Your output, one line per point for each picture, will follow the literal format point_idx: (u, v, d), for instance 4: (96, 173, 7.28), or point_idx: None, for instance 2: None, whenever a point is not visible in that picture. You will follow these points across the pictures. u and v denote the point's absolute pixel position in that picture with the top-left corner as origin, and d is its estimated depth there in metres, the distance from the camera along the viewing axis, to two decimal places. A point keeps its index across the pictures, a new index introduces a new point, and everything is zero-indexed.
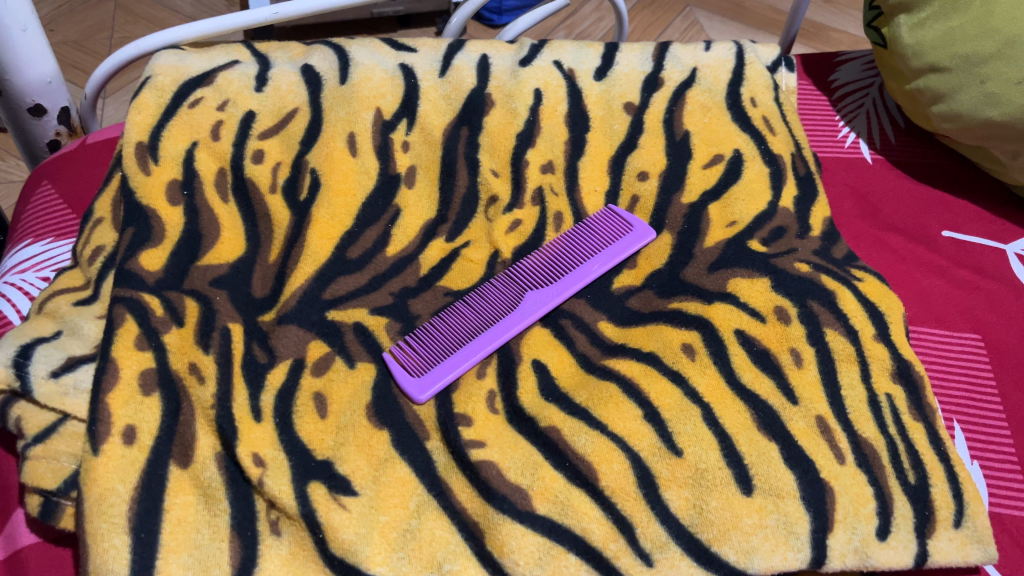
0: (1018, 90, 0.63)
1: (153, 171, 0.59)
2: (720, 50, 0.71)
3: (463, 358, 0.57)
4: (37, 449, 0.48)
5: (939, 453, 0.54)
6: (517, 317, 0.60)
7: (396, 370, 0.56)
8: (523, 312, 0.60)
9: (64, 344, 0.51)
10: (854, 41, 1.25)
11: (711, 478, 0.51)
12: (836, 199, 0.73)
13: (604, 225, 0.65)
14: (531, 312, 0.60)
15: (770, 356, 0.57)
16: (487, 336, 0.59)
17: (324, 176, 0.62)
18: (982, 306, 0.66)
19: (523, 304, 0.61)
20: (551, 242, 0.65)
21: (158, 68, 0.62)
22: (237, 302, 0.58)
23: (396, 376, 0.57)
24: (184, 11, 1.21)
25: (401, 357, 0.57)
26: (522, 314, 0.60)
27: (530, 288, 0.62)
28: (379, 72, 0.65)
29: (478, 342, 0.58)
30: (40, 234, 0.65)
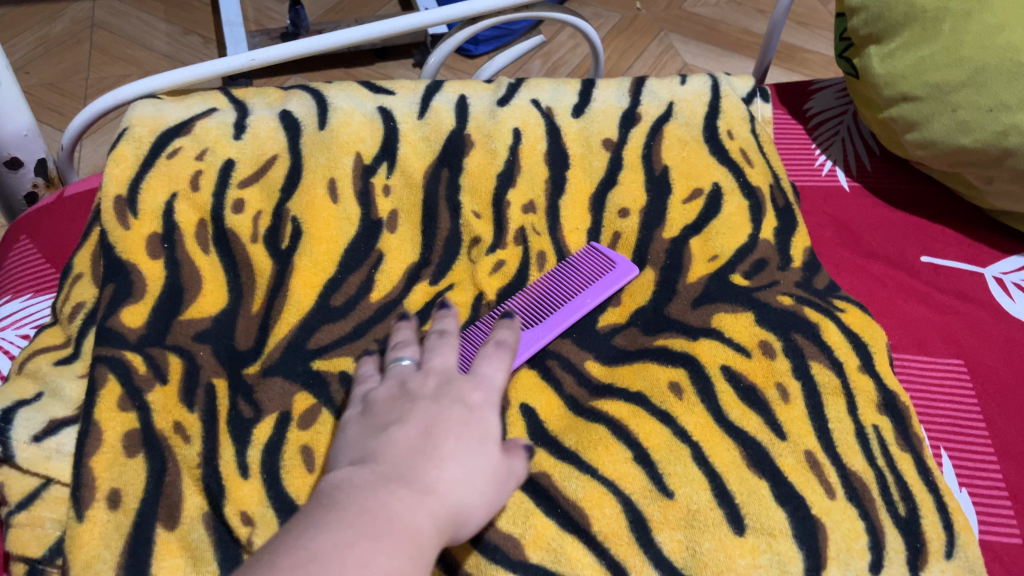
0: (989, 117, 0.64)
1: (132, 225, 0.58)
2: (696, 84, 0.72)
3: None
4: (21, 516, 0.47)
5: (928, 483, 0.55)
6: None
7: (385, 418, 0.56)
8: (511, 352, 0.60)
9: (45, 406, 0.51)
10: (826, 62, 1.27)
11: (703, 518, 0.51)
12: (816, 227, 0.74)
13: (585, 262, 0.66)
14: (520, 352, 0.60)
15: (757, 391, 0.57)
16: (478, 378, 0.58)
17: (306, 224, 0.62)
18: (964, 330, 0.67)
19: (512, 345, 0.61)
20: (533, 281, 0.65)
21: (135, 118, 0.62)
22: (221, 356, 0.57)
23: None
24: (161, 50, 1.21)
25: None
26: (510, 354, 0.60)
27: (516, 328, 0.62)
28: (358, 116, 0.65)
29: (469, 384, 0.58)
30: (19, 291, 0.64)
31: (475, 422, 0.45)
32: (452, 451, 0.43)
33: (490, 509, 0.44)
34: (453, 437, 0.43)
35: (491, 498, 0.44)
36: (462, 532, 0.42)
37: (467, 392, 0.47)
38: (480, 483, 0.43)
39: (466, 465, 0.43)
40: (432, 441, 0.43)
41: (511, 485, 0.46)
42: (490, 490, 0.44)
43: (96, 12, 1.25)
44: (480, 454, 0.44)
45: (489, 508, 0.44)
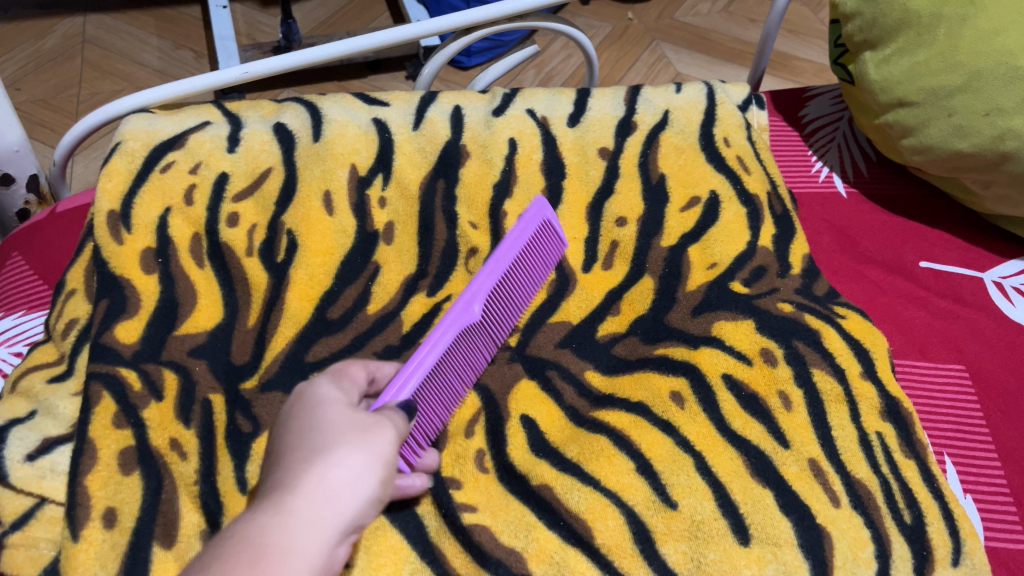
0: (986, 122, 0.64)
1: (126, 240, 0.57)
2: (691, 92, 0.71)
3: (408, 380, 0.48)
4: (14, 537, 0.46)
5: (933, 490, 0.54)
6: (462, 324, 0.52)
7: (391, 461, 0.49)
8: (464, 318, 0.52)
9: (38, 425, 0.50)
10: (819, 70, 1.28)
11: (707, 529, 0.50)
12: (814, 234, 0.73)
13: (548, 235, 0.59)
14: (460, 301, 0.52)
15: (760, 400, 0.57)
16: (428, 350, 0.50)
17: (302, 237, 0.62)
18: (965, 335, 0.66)
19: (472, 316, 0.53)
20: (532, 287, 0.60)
21: (127, 133, 0.61)
22: (217, 371, 0.57)
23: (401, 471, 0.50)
24: (152, 65, 1.21)
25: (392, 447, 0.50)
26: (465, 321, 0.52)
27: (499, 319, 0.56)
28: (352, 128, 0.65)
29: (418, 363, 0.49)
30: (11, 308, 0.63)
31: (338, 395, 0.43)
32: (310, 419, 0.40)
33: (393, 446, 0.41)
34: (308, 411, 0.41)
35: (383, 431, 0.41)
36: (346, 495, 0.36)
37: (331, 376, 0.45)
38: (361, 426, 0.40)
39: (335, 423, 0.40)
40: (285, 428, 0.40)
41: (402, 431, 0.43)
42: (376, 428, 0.40)
43: (87, 27, 1.24)
44: (351, 412, 0.41)
45: (387, 443, 0.40)
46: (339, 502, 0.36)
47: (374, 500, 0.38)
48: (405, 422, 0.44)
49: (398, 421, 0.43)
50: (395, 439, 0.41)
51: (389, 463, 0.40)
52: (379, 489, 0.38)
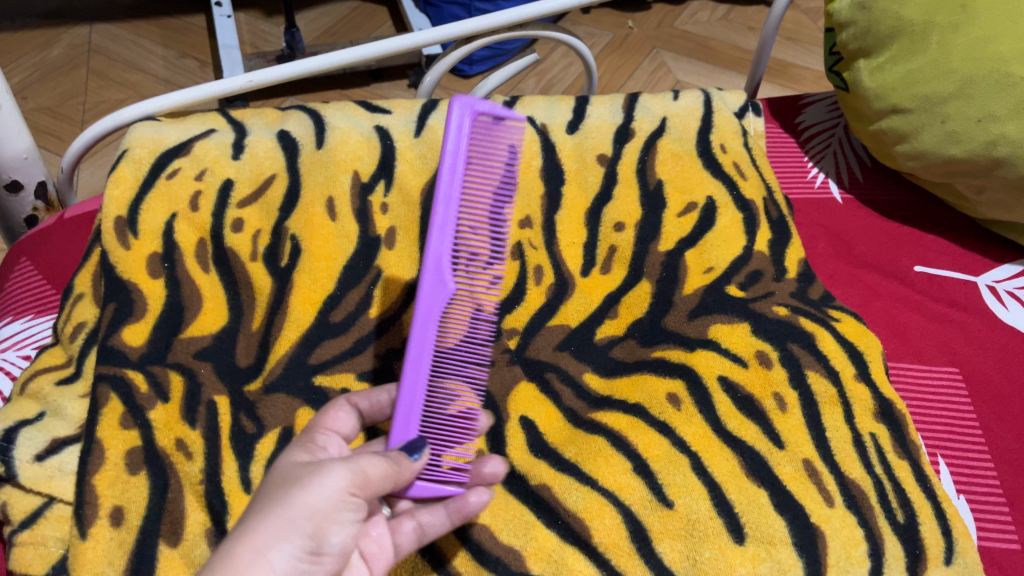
0: (978, 128, 0.65)
1: (133, 245, 0.59)
2: (688, 99, 0.73)
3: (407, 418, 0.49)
4: (24, 535, 0.48)
5: (926, 491, 0.55)
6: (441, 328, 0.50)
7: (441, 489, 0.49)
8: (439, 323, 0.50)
9: (47, 426, 0.51)
10: (818, 77, 1.29)
11: (703, 528, 0.51)
12: (810, 239, 0.74)
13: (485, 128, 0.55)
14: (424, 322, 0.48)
15: (755, 401, 0.58)
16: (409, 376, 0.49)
17: (305, 242, 0.63)
18: (958, 338, 0.67)
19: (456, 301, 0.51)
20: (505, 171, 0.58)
21: (134, 140, 0.62)
22: (222, 374, 0.58)
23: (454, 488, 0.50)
24: (157, 73, 1.22)
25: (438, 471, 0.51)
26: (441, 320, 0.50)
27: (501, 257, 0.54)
28: (355, 135, 0.66)
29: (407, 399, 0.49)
30: (20, 312, 0.64)
31: (305, 456, 0.44)
32: (266, 480, 0.41)
33: (326, 493, 0.40)
34: (270, 473, 0.42)
35: (317, 477, 0.40)
36: (257, 554, 0.36)
37: (321, 430, 0.48)
38: (293, 479, 0.40)
39: (278, 482, 0.41)
40: (254, 495, 0.41)
41: (356, 470, 0.41)
42: (307, 476, 0.40)
43: (93, 36, 1.26)
44: (295, 467, 0.42)
45: (318, 491, 0.39)
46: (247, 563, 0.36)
47: (298, 553, 0.38)
48: (375, 463, 0.42)
49: (355, 462, 0.42)
50: (330, 484, 0.40)
51: (314, 512, 0.39)
52: (299, 543, 0.38)
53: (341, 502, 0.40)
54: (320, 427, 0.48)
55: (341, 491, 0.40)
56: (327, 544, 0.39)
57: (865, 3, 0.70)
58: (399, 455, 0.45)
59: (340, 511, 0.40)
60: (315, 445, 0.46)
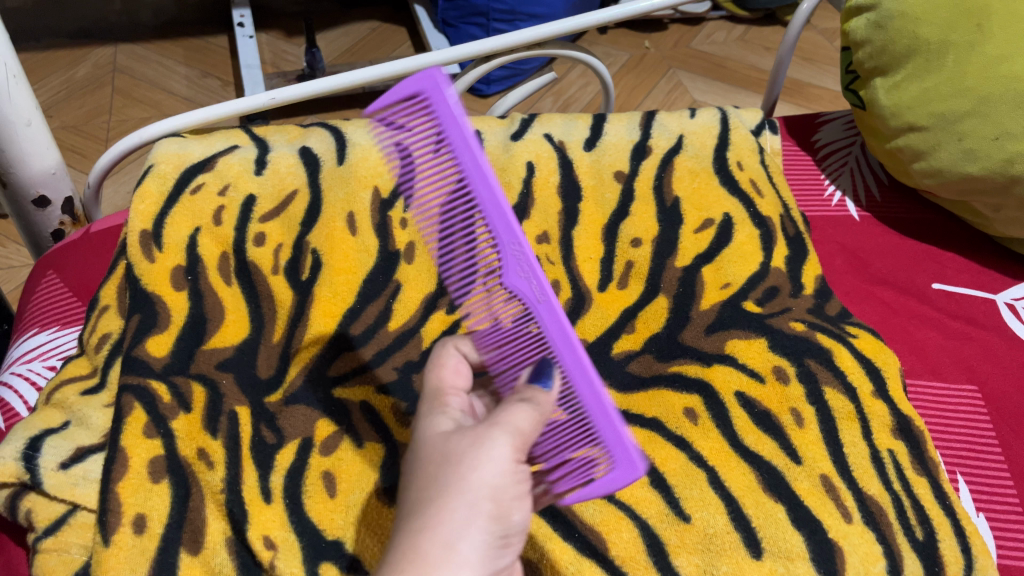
0: (994, 145, 0.65)
1: (158, 257, 0.60)
2: (705, 117, 0.73)
3: (604, 418, 0.45)
4: (48, 542, 0.49)
5: (945, 508, 0.55)
6: (542, 302, 0.49)
7: (582, 492, 0.45)
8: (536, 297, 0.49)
9: (72, 434, 0.52)
10: (834, 96, 1.29)
11: (719, 542, 0.51)
12: (827, 256, 0.75)
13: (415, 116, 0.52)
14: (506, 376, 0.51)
15: (772, 417, 0.58)
16: (574, 369, 0.46)
17: (325, 256, 0.64)
18: (977, 356, 0.67)
19: (522, 276, 0.49)
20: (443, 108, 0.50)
21: (159, 156, 0.63)
22: (243, 385, 0.59)
23: (609, 489, 0.45)
24: (180, 92, 1.24)
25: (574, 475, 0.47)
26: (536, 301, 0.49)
27: (497, 186, 0.49)
28: (375, 152, 0.67)
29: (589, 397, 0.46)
30: (45, 324, 0.66)
31: (446, 425, 0.43)
32: (419, 463, 0.41)
33: (499, 468, 0.39)
34: (417, 451, 0.42)
35: (485, 452, 0.39)
36: (448, 548, 0.37)
37: (446, 388, 0.48)
38: (460, 457, 0.39)
39: (440, 462, 0.40)
40: (417, 478, 0.40)
41: (516, 437, 0.41)
42: (475, 452, 0.39)
43: (118, 56, 1.29)
44: (453, 441, 0.41)
45: (491, 469, 0.39)
46: (443, 558, 0.36)
47: (488, 538, 0.38)
48: (531, 423, 0.42)
49: (513, 425, 0.41)
50: (500, 457, 0.39)
51: (490, 490, 0.39)
52: (486, 524, 0.38)
53: (512, 473, 0.40)
54: (444, 385, 0.48)
55: (510, 462, 0.40)
56: (511, 519, 0.40)
57: (881, 22, 0.70)
58: (539, 394, 0.45)
59: (514, 483, 0.40)
60: (449, 406, 0.46)
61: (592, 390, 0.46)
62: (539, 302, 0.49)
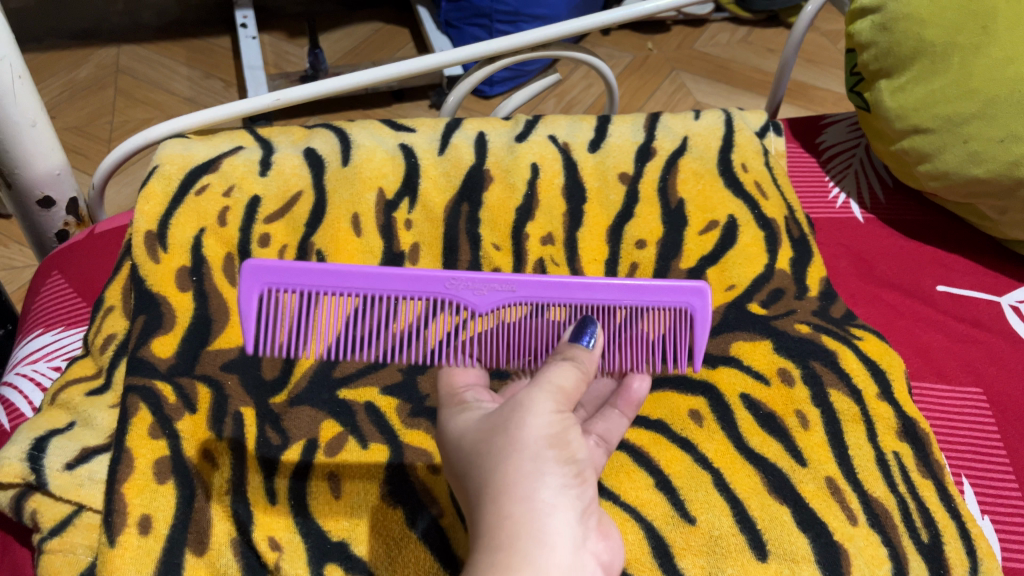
0: (1000, 148, 0.65)
1: (163, 258, 0.60)
2: (710, 119, 0.73)
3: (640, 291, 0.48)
4: (53, 542, 0.49)
5: (950, 510, 0.55)
6: (516, 293, 0.48)
7: (701, 339, 0.50)
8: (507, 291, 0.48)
9: (78, 435, 0.52)
10: (837, 98, 1.29)
11: (725, 544, 0.52)
12: (832, 258, 0.74)
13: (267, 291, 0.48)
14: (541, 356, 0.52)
15: (777, 419, 0.58)
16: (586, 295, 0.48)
17: (330, 257, 0.64)
18: (982, 358, 0.67)
19: (480, 293, 0.48)
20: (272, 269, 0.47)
21: (164, 157, 0.63)
22: (248, 385, 0.58)
23: (709, 317, 0.50)
24: (183, 93, 1.24)
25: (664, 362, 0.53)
26: (509, 296, 0.48)
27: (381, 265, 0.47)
28: (380, 153, 0.67)
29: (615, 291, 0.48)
30: (50, 324, 0.66)
31: (478, 412, 0.45)
32: (465, 446, 0.42)
33: (545, 420, 0.41)
34: (458, 438, 0.43)
35: (528, 411, 0.41)
36: (530, 500, 0.38)
37: (457, 387, 0.48)
38: (506, 424, 0.41)
39: (487, 437, 0.41)
40: (471, 461, 0.41)
41: (554, 389, 0.43)
42: (518, 415, 0.41)
43: (121, 57, 1.29)
44: (494, 415, 0.42)
45: (538, 423, 0.41)
46: (529, 511, 0.38)
47: (563, 478, 0.40)
48: (565, 373, 0.44)
49: (546, 381, 0.43)
50: (544, 409, 0.41)
51: (546, 440, 0.40)
52: (556, 466, 0.40)
53: (559, 419, 0.42)
54: (456, 386, 0.48)
55: (553, 413, 0.42)
56: (578, 457, 0.41)
57: (885, 24, 0.70)
58: (572, 350, 0.46)
59: (565, 427, 0.42)
60: (466, 400, 0.46)
61: (615, 288, 0.48)
62: (514, 292, 0.48)
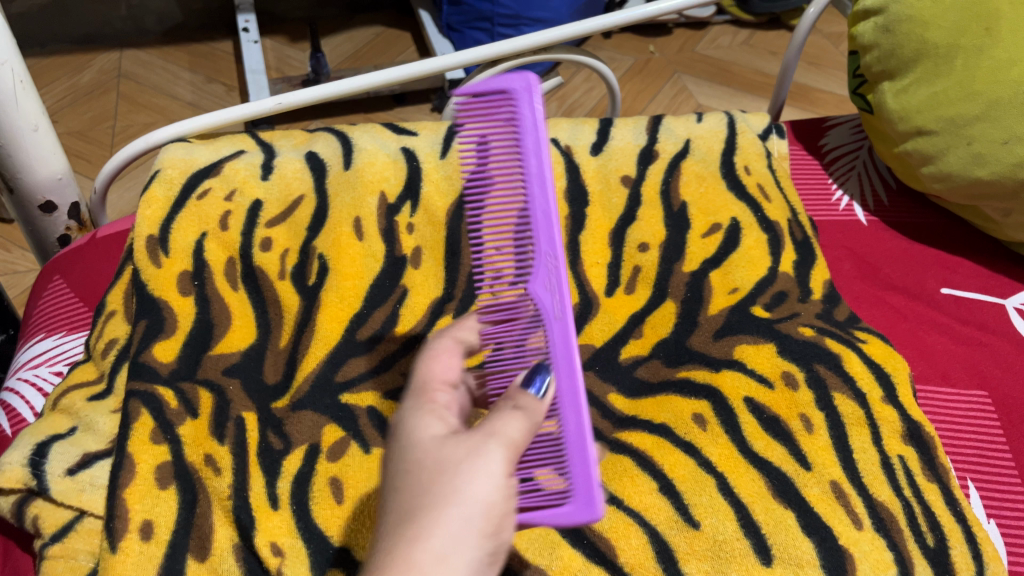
0: (1003, 150, 0.65)
1: (164, 263, 0.59)
2: (712, 121, 0.73)
3: (581, 456, 0.42)
4: (55, 548, 0.48)
5: (956, 514, 0.55)
6: (555, 323, 0.45)
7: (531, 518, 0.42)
8: (553, 314, 0.45)
9: (79, 440, 0.52)
10: (839, 100, 1.29)
11: (729, 549, 0.51)
12: (835, 260, 0.74)
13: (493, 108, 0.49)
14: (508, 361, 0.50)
15: (781, 422, 0.58)
16: (565, 395, 0.43)
17: (332, 261, 0.63)
18: (987, 361, 0.67)
19: (548, 288, 0.46)
20: (530, 105, 0.47)
21: (166, 161, 0.63)
22: (250, 390, 0.58)
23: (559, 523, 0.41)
24: (185, 97, 1.24)
25: (530, 500, 0.43)
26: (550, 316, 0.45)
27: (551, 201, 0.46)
28: (381, 156, 0.67)
29: (572, 426, 0.42)
30: (52, 329, 0.66)
31: (438, 425, 0.41)
32: (408, 461, 0.39)
33: (490, 479, 0.37)
34: (407, 447, 0.39)
35: (483, 463, 0.37)
36: (437, 563, 0.34)
37: (433, 381, 0.46)
38: (450, 466, 0.37)
39: (432, 469, 0.37)
40: (410, 479, 0.38)
41: (509, 443, 0.38)
42: (467, 462, 0.37)
43: (123, 62, 1.29)
44: (446, 447, 0.38)
45: (487, 483, 0.37)
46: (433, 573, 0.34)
47: (481, 553, 0.36)
48: (521, 426, 0.40)
49: (504, 431, 0.39)
50: (495, 467, 0.37)
51: (484, 503, 0.36)
52: (478, 537, 0.36)
53: (507, 485, 0.38)
54: (432, 379, 0.46)
55: (501, 474, 0.38)
56: (504, 530, 0.38)
57: (888, 26, 0.70)
58: (526, 397, 0.41)
59: (508, 495, 0.38)
60: (433, 400, 0.44)
61: (578, 425, 0.42)
62: (561, 320, 0.45)
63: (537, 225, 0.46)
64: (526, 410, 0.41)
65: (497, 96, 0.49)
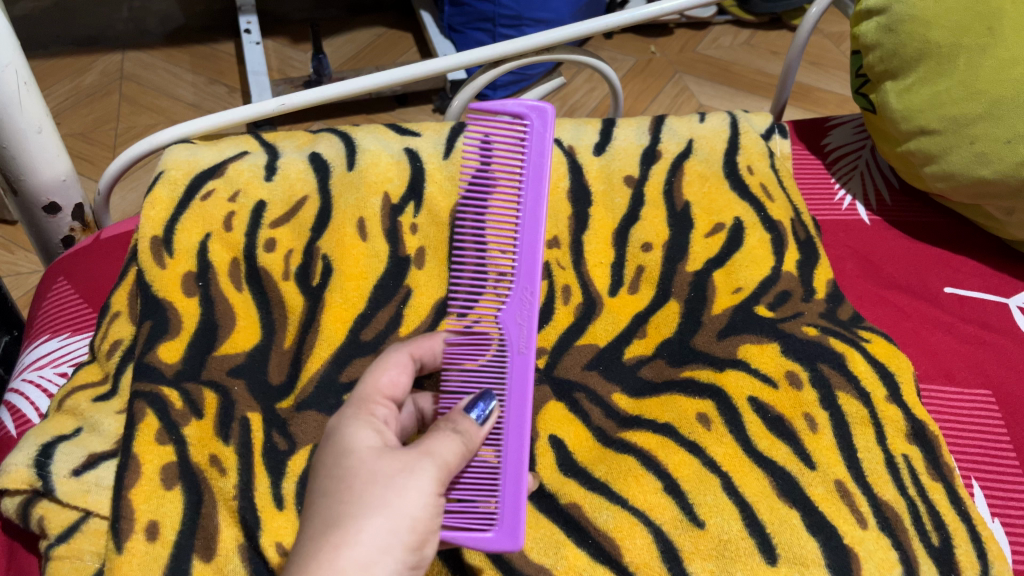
0: (1006, 149, 0.65)
1: (168, 264, 0.60)
2: (715, 121, 0.73)
3: (514, 485, 0.48)
4: (61, 549, 0.48)
5: (961, 513, 0.55)
6: (517, 356, 0.50)
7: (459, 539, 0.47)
8: (517, 347, 0.50)
9: (84, 441, 0.52)
10: (840, 100, 1.29)
11: (734, 548, 0.51)
12: (838, 259, 0.74)
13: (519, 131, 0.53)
14: (466, 381, 0.53)
15: (786, 422, 0.58)
16: (511, 425, 0.48)
17: (336, 261, 0.63)
18: (991, 360, 0.67)
19: (518, 322, 0.50)
20: (540, 136, 0.51)
21: (170, 162, 0.63)
22: (254, 391, 0.58)
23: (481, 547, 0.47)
24: (187, 99, 1.25)
25: (457, 520, 0.48)
26: (513, 349, 0.50)
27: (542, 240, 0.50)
28: (385, 157, 0.67)
29: (511, 451, 0.48)
30: (57, 330, 0.66)
31: (374, 436, 0.43)
32: (344, 467, 0.42)
33: (422, 499, 0.41)
34: (343, 453, 0.42)
35: (414, 482, 0.41)
36: (365, 570, 0.38)
37: (376, 394, 0.47)
38: (387, 481, 0.40)
39: (367, 480, 0.41)
40: (344, 485, 0.41)
41: (441, 468, 0.42)
42: (404, 479, 0.41)
43: (125, 63, 1.29)
44: (383, 459, 0.42)
45: (414, 500, 0.41)
46: None
47: (403, 565, 0.40)
48: (454, 454, 0.43)
49: (437, 454, 0.43)
50: (427, 488, 0.41)
51: (412, 520, 0.40)
52: (403, 552, 0.40)
53: (432, 504, 0.41)
54: (378, 391, 0.48)
55: (432, 494, 0.41)
56: (426, 545, 0.41)
57: (891, 26, 0.70)
58: (467, 421, 0.45)
59: (433, 513, 0.41)
60: (374, 414, 0.46)
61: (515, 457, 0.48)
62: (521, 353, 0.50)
63: (522, 257, 0.50)
64: (457, 434, 0.44)
65: (508, 120, 0.53)
